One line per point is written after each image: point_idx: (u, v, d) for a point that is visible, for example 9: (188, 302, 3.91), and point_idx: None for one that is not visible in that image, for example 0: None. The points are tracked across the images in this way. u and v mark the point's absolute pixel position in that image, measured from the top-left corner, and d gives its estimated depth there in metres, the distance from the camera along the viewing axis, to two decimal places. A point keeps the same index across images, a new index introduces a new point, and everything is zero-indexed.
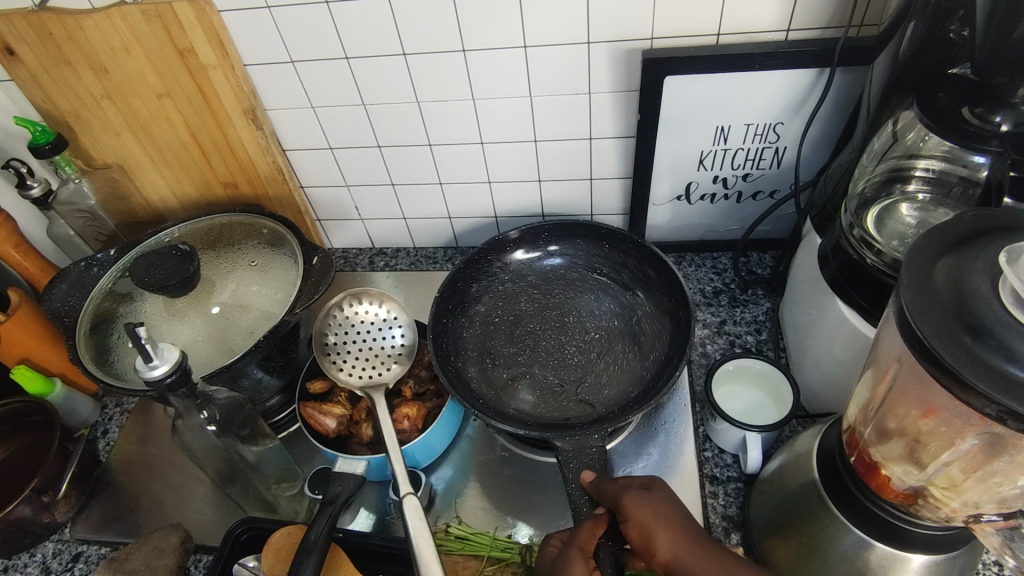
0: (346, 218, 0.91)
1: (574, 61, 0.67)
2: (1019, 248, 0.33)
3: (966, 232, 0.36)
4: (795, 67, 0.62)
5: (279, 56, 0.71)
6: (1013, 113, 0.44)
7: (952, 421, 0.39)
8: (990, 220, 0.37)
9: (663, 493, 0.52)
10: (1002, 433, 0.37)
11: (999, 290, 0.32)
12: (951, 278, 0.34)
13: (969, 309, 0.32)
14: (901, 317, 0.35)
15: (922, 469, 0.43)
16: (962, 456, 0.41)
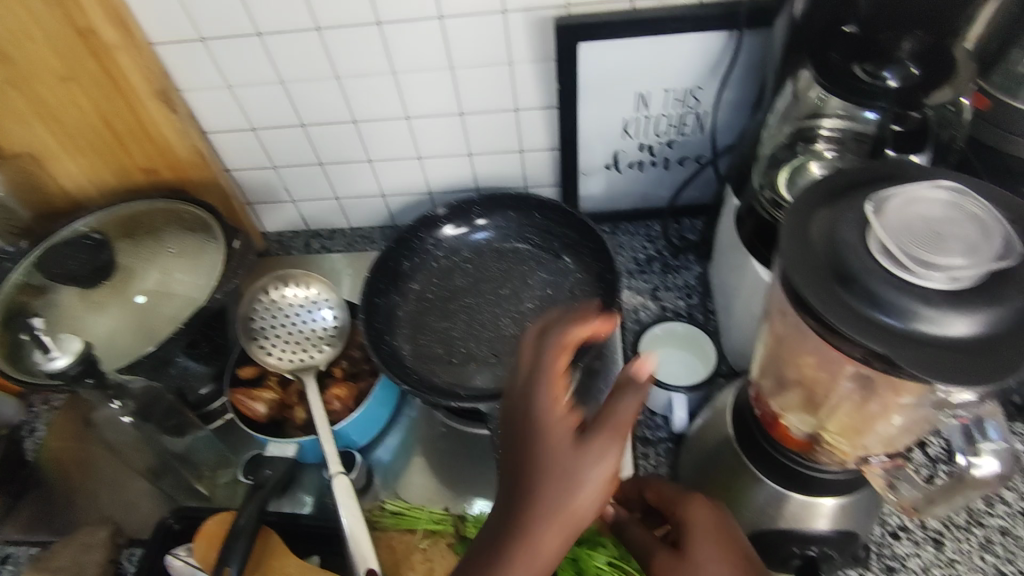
0: (277, 201, 0.89)
1: (490, 31, 0.66)
2: (883, 198, 0.35)
3: (843, 184, 0.37)
4: (705, 30, 0.62)
5: (187, 33, 0.68)
6: (900, 69, 0.45)
7: (838, 368, 0.41)
8: (867, 172, 0.38)
9: (694, 554, 0.45)
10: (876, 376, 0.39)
11: (867, 240, 0.33)
12: (825, 231, 0.34)
13: (837, 257, 0.33)
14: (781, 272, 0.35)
15: (816, 415, 0.45)
16: (849, 408, 0.42)
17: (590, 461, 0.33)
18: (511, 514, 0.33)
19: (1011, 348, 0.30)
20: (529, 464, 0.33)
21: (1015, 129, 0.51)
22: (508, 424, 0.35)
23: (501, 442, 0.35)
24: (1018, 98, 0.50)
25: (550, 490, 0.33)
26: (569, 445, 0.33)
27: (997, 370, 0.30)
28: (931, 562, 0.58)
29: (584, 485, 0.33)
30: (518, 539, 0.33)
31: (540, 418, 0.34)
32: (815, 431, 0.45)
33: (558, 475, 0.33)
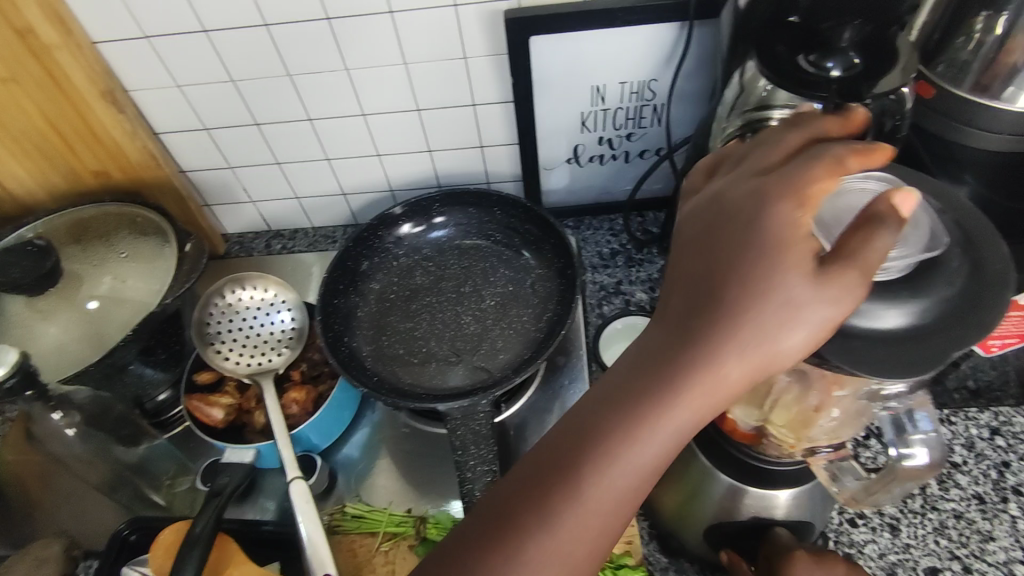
0: (236, 201, 0.87)
1: (443, 26, 0.65)
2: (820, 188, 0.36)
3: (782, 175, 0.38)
4: (657, 22, 0.62)
5: (131, 31, 0.66)
6: (842, 59, 0.45)
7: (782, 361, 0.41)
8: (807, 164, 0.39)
9: None
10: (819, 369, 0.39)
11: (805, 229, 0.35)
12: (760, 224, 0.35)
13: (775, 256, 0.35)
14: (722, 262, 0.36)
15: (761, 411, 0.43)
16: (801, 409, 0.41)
17: (815, 296, 0.33)
18: (699, 328, 0.35)
19: (944, 337, 0.34)
20: (733, 276, 0.35)
21: (960, 117, 0.51)
22: (718, 226, 0.36)
23: (696, 248, 0.37)
24: (960, 87, 0.51)
25: (755, 310, 0.34)
26: (806, 272, 0.34)
27: (930, 358, 0.33)
28: (887, 548, 0.60)
29: (801, 320, 0.34)
30: (704, 356, 0.35)
31: (771, 232, 0.34)
32: (761, 421, 0.43)
33: (773, 299, 0.34)
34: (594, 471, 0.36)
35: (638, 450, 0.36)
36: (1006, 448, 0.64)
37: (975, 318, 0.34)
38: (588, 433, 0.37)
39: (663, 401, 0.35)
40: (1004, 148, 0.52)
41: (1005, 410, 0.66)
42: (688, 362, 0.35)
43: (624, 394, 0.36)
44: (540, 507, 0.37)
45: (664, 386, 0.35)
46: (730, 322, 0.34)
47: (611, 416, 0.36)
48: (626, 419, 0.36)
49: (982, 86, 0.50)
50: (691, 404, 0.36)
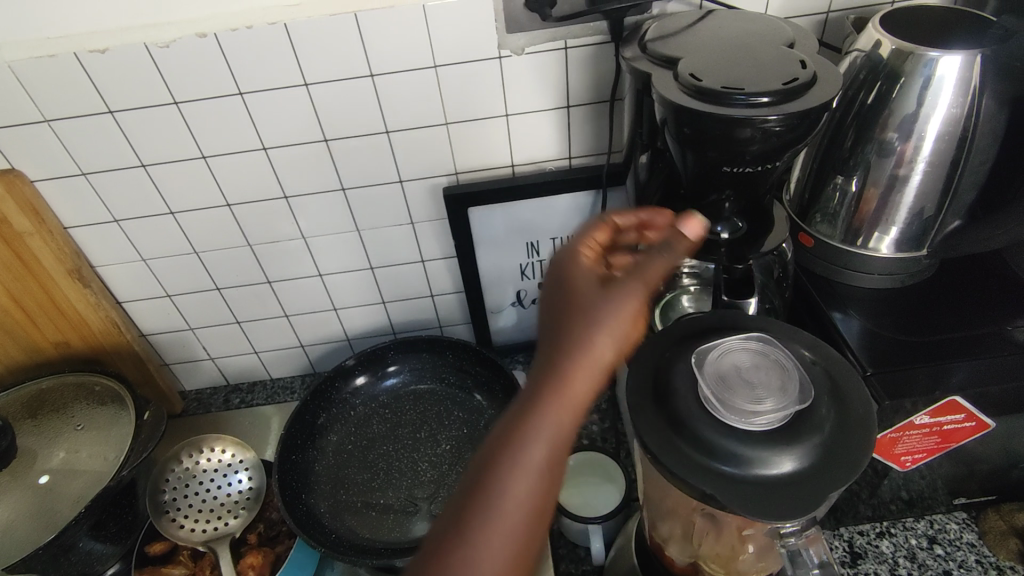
0: (195, 359, 0.90)
1: (391, 198, 0.74)
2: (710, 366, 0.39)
3: (698, 329, 0.44)
4: (576, 190, 0.72)
5: (102, 216, 0.72)
6: (728, 224, 0.53)
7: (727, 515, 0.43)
8: (717, 318, 0.45)
9: None
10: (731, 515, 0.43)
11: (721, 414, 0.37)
12: (572, 268, 0.39)
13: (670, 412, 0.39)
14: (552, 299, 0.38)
15: (690, 543, 0.48)
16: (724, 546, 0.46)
17: (608, 302, 0.36)
18: (552, 371, 0.34)
19: (831, 476, 0.35)
20: (570, 313, 0.36)
21: (839, 263, 0.60)
22: (561, 273, 0.39)
23: (548, 296, 0.38)
24: (833, 237, 0.60)
25: (578, 329, 0.35)
26: (597, 283, 0.37)
27: (816, 499, 0.35)
28: None
29: (604, 324, 0.35)
30: (546, 381, 0.33)
31: (618, 275, 0.37)
32: (693, 559, 0.48)
33: (589, 315, 0.35)
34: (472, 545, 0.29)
35: (498, 533, 0.30)
36: (945, 557, 0.67)
37: (849, 453, 0.36)
38: (455, 528, 0.30)
39: (511, 451, 0.31)
40: (879, 285, 0.60)
41: (938, 517, 0.70)
42: (538, 394, 0.33)
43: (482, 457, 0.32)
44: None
45: (514, 430, 0.32)
46: (574, 348, 0.34)
47: (471, 496, 0.31)
48: (489, 489, 0.31)
49: (850, 235, 0.59)
50: (551, 445, 0.32)
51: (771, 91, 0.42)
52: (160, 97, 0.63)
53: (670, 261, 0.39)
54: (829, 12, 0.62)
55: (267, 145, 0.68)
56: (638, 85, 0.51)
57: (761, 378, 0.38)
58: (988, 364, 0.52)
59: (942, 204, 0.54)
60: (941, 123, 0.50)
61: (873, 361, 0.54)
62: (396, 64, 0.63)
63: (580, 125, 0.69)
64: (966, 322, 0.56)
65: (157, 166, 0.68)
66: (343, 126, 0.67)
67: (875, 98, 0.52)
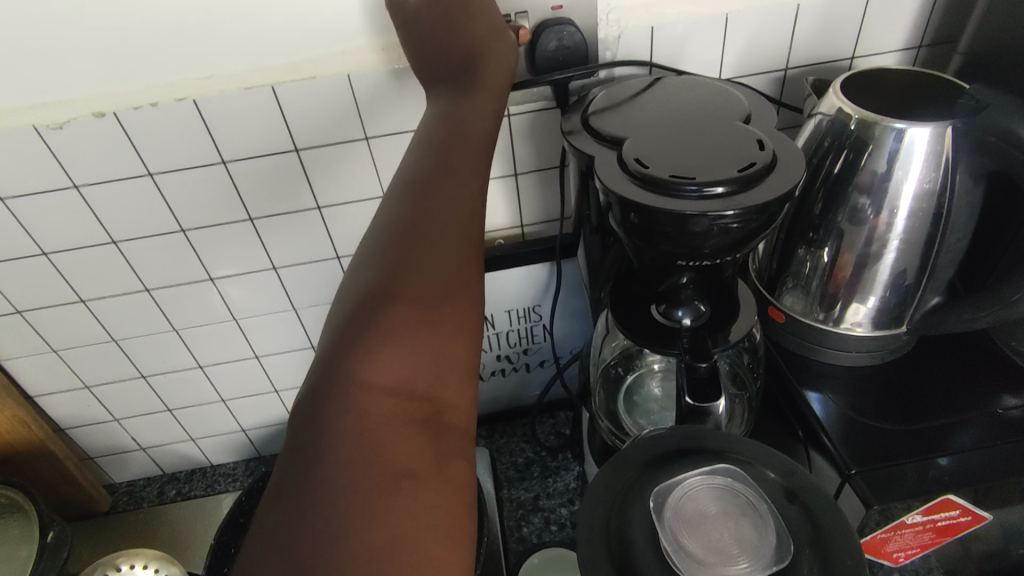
0: (125, 450, 0.82)
1: (329, 274, 0.68)
2: (669, 515, 0.35)
3: (660, 450, 0.38)
4: (531, 261, 0.67)
5: (2, 308, 0.64)
6: (690, 308, 0.48)
7: None
8: (680, 433, 0.39)
9: None
10: None
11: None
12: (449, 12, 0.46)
13: (626, 566, 0.33)
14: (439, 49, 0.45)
15: None
16: None
17: (504, 44, 0.45)
18: (470, 103, 0.40)
19: None
20: (469, 60, 0.44)
21: (813, 340, 0.55)
22: (437, 32, 0.45)
23: (431, 53, 0.45)
24: (805, 313, 0.55)
25: (486, 64, 0.43)
26: (491, 29, 0.46)
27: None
28: None
29: (503, 56, 0.44)
30: (469, 110, 0.40)
31: (491, 36, 0.45)
32: None
33: (491, 55, 0.44)
34: (436, 217, 0.33)
35: (462, 193, 0.35)
36: None
37: None
38: (409, 242, 0.32)
39: (454, 150, 0.36)
40: (858, 363, 0.55)
41: None
42: (461, 118, 0.39)
43: (414, 180, 0.35)
44: (379, 326, 0.29)
45: (443, 158, 0.36)
46: (469, 107, 0.40)
47: (413, 213, 0.33)
48: (432, 201, 0.34)
49: (825, 304, 0.53)
50: (478, 168, 0.36)
51: (726, 180, 0.37)
52: (59, 180, 0.56)
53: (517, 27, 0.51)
54: (787, 70, 0.58)
55: (185, 227, 0.61)
56: (584, 166, 0.46)
57: (726, 530, 0.34)
58: (978, 456, 0.48)
59: (921, 280, 0.50)
60: (913, 196, 0.46)
61: (856, 457, 0.49)
62: (323, 138, 0.57)
63: (529, 193, 0.64)
64: (953, 406, 0.51)
65: (61, 254, 0.61)
66: (270, 203, 0.61)
67: (841, 167, 0.48)
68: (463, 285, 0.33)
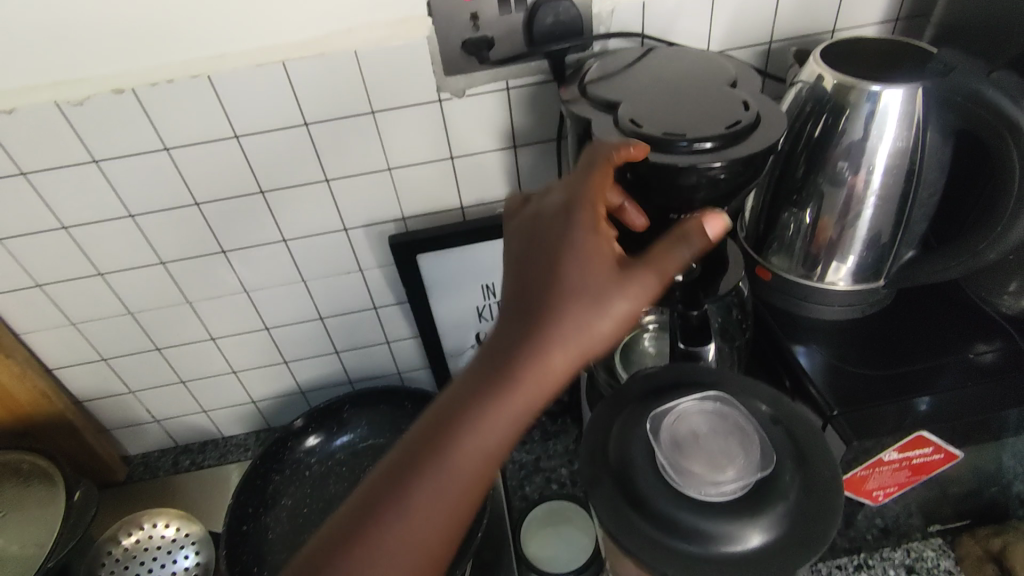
0: (139, 422, 0.84)
1: (336, 246, 0.70)
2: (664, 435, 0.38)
3: (656, 385, 0.41)
4: None
5: (23, 282, 0.67)
6: (682, 265, 0.51)
7: None
8: (674, 372, 0.42)
9: None
10: None
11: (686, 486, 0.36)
12: (546, 242, 0.36)
13: (627, 485, 0.37)
14: (524, 244, 0.37)
15: None
16: None
17: (613, 257, 0.35)
18: (554, 271, 0.35)
19: (796, 552, 0.34)
20: (568, 235, 0.36)
21: (798, 296, 0.59)
22: (546, 232, 0.37)
23: (536, 248, 0.37)
24: (790, 270, 0.58)
25: (588, 253, 0.35)
26: (605, 264, 0.35)
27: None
28: None
29: (606, 310, 0.34)
30: (557, 295, 0.34)
31: (603, 254, 0.35)
32: None
33: (595, 277, 0.34)
34: (459, 439, 0.33)
35: (493, 423, 0.33)
36: None
37: (815, 527, 0.34)
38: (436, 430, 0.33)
39: (517, 360, 0.33)
40: (840, 317, 0.59)
41: (915, 545, 0.68)
42: (544, 296, 0.34)
43: (474, 371, 0.34)
44: (389, 519, 0.32)
45: (503, 362, 0.34)
46: (561, 292, 0.34)
47: (450, 401, 0.34)
48: (467, 422, 0.33)
49: (808, 263, 0.57)
50: (529, 392, 0.33)
51: (714, 137, 0.40)
52: (78, 155, 0.59)
53: (684, 255, 0.36)
54: (771, 43, 0.61)
55: (199, 200, 0.64)
56: (580, 130, 0.47)
57: (717, 442, 0.37)
58: (950, 397, 0.51)
59: (896, 235, 0.54)
60: (888, 156, 0.49)
61: (839, 400, 0.52)
62: (331, 112, 0.60)
63: (528, 164, 0.67)
64: (928, 352, 0.55)
65: (80, 227, 0.64)
66: (280, 177, 0.64)
67: (821, 131, 0.51)
68: (461, 509, 0.33)
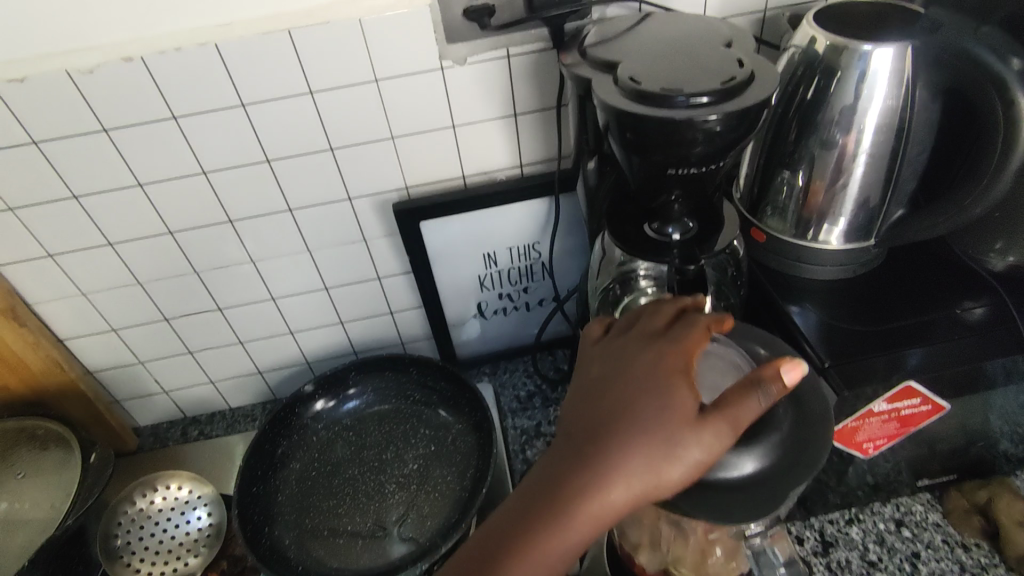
0: (149, 393, 0.86)
1: (341, 216, 0.72)
2: None
3: None
4: (530, 197, 0.72)
5: (34, 252, 0.68)
6: (679, 225, 0.53)
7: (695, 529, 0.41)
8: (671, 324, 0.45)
9: None
10: (684, 524, 0.41)
11: None
12: (616, 374, 0.38)
13: None
14: (598, 373, 0.39)
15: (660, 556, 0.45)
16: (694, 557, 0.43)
17: (689, 397, 0.36)
18: (628, 403, 0.36)
19: (785, 479, 0.36)
20: (642, 368, 0.37)
21: (791, 256, 0.61)
22: (620, 363, 0.38)
23: (607, 377, 0.38)
24: (784, 232, 0.60)
25: (667, 392, 0.36)
26: (686, 412, 0.35)
27: (773, 501, 0.35)
28: None
29: (681, 456, 0.34)
30: (631, 428, 0.35)
31: (679, 396, 0.36)
32: (665, 566, 0.45)
33: (667, 416, 0.35)
34: (532, 554, 0.34)
35: (564, 538, 0.34)
36: (913, 538, 0.68)
37: (804, 456, 0.37)
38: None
39: (589, 477, 0.34)
40: (833, 276, 0.61)
41: (904, 499, 0.70)
42: (621, 429, 0.35)
43: (544, 481, 0.35)
44: None
45: (573, 480, 0.34)
46: (635, 422, 0.35)
47: (524, 504, 0.35)
48: (540, 531, 0.34)
49: (801, 224, 0.59)
50: (597, 517, 0.34)
51: (710, 92, 0.42)
52: (88, 124, 0.60)
53: (758, 409, 0.36)
54: (765, 11, 0.63)
55: (206, 169, 0.65)
56: (580, 90, 0.50)
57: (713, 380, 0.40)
58: (936, 348, 0.54)
59: (886, 194, 0.55)
60: (879, 115, 0.51)
61: (831, 353, 0.54)
62: (335, 80, 0.61)
63: (528, 132, 0.68)
64: (917, 308, 0.57)
65: (90, 197, 0.65)
66: (285, 145, 0.65)
67: (813, 93, 0.53)
68: None
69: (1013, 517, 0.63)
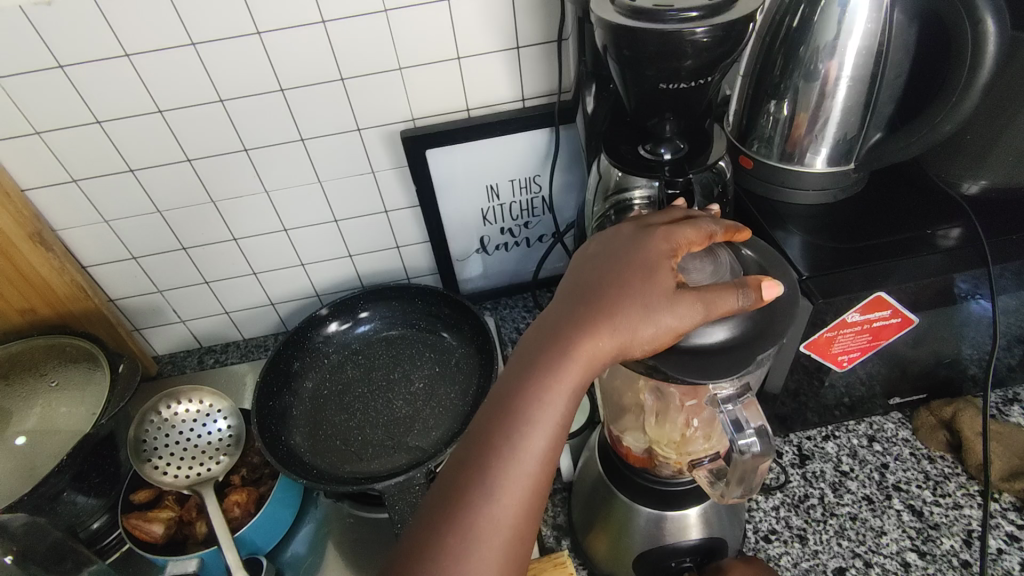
0: (167, 322, 0.90)
1: (351, 147, 0.75)
2: None
3: None
4: (532, 129, 0.75)
5: (60, 177, 0.72)
6: (671, 145, 0.56)
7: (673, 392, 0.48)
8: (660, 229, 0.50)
9: None
10: (664, 387, 0.49)
11: None
12: (614, 257, 0.43)
13: None
14: (601, 255, 0.45)
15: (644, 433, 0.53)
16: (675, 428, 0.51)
17: (670, 278, 0.41)
18: (618, 276, 0.42)
19: (753, 346, 0.41)
20: (635, 251, 0.43)
21: (777, 181, 0.64)
22: (619, 246, 0.44)
23: (607, 258, 0.44)
24: (771, 157, 0.64)
25: (652, 270, 0.41)
26: (666, 287, 0.41)
27: (745, 361, 0.40)
28: (799, 556, 0.66)
29: (655, 320, 0.40)
30: (617, 294, 0.41)
31: (661, 275, 0.41)
32: (649, 444, 0.52)
33: (649, 288, 0.41)
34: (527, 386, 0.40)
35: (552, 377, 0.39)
36: (883, 451, 0.73)
37: (771, 329, 0.42)
38: (501, 410, 0.40)
39: (578, 330, 0.40)
40: (814, 201, 0.64)
41: (876, 418, 0.76)
42: (609, 295, 0.41)
43: (543, 332, 0.41)
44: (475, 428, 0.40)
45: (565, 331, 0.40)
46: (621, 289, 0.41)
47: (526, 349, 0.41)
48: (532, 369, 0.40)
49: (785, 150, 0.62)
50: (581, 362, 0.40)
51: (699, 7, 0.45)
52: (111, 49, 0.63)
53: (735, 301, 0.40)
54: None
55: (223, 97, 0.68)
56: (581, 10, 0.54)
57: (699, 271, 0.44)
58: (905, 263, 0.58)
59: (864, 122, 0.59)
60: (860, 42, 0.54)
61: (812, 267, 0.58)
62: (346, 9, 0.64)
63: (530, 66, 0.72)
64: (892, 229, 0.61)
65: (113, 122, 0.68)
66: (298, 74, 0.68)
67: (799, 22, 0.56)
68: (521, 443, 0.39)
69: (975, 429, 0.69)
